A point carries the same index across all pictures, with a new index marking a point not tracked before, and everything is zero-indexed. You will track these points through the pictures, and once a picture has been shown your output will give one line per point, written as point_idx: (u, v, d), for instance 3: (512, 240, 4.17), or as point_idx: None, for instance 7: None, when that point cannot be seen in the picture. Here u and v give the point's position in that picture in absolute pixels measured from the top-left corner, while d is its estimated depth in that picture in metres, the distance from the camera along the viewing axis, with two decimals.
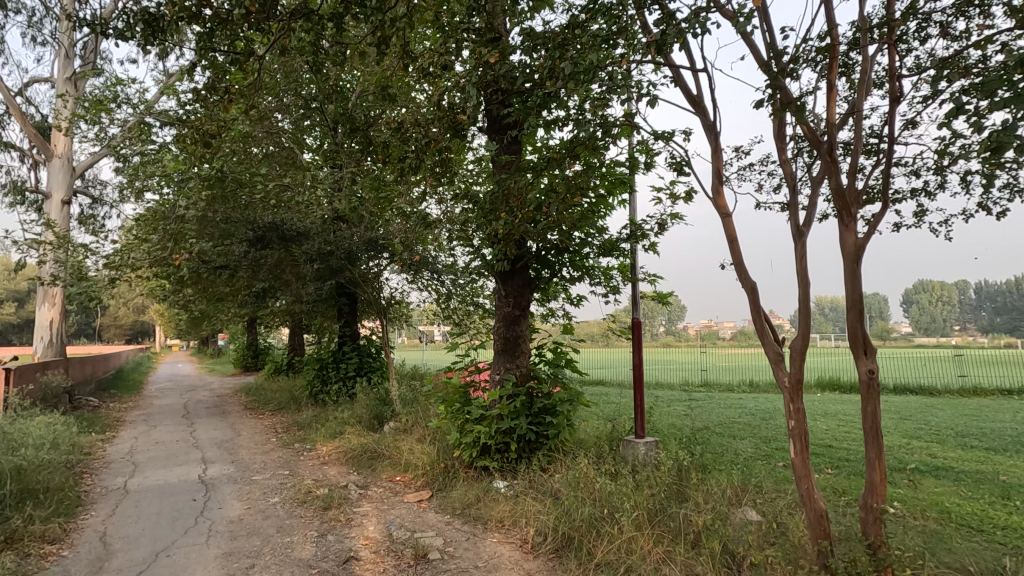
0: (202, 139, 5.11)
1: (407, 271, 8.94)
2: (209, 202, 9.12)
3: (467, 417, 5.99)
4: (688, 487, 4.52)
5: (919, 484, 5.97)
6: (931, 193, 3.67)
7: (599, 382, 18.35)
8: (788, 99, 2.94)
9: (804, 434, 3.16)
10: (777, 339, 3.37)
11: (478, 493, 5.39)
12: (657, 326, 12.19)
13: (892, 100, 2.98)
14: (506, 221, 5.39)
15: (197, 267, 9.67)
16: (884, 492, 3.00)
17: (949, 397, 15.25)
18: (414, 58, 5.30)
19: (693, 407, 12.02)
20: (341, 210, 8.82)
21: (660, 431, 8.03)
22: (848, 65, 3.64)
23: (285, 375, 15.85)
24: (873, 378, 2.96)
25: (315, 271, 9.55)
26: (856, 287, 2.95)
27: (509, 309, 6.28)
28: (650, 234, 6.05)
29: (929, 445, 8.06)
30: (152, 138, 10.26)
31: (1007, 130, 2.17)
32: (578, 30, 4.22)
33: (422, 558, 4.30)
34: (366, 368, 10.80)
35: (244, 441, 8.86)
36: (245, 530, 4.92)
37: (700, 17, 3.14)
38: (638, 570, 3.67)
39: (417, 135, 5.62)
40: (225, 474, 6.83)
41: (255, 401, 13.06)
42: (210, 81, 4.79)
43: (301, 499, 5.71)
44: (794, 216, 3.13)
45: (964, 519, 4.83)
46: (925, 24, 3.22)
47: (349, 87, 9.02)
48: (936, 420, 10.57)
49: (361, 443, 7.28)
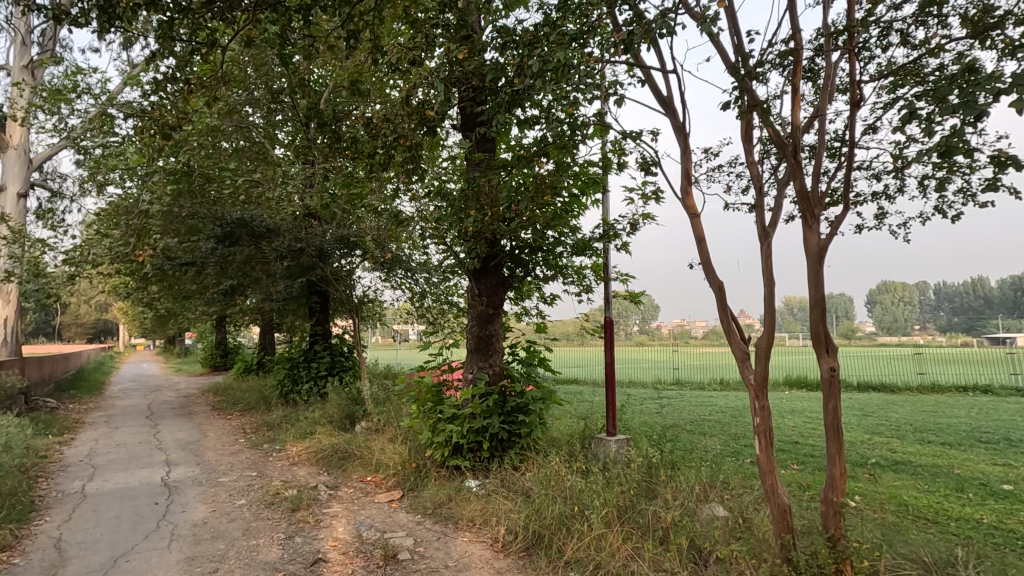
0: (162, 132, 4.96)
1: (380, 269, 8.86)
2: (175, 197, 9.07)
3: (439, 416, 5.95)
4: (657, 484, 4.57)
5: (879, 478, 6.16)
6: (891, 196, 3.73)
7: (574, 381, 18.39)
8: (754, 101, 2.98)
9: (769, 431, 3.22)
10: (744, 337, 3.43)
11: (449, 493, 5.35)
12: (630, 325, 12.37)
13: (853, 106, 3.05)
14: (476, 219, 5.43)
15: (161, 264, 9.45)
16: (844, 486, 3.08)
17: (910, 394, 15.75)
18: (383, 53, 5.21)
19: (665, 405, 12.15)
20: (313, 207, 8.72)
21: (633, 429, 8.06)
22: (813, 71, 3.70)
23: (254, 374, 15.51)
24: (835, 375, 3.04)
25: (285, 269, 9.38)
26: (819, 287, 3.02)
27: (482, 308, 6.26)
28: (622, 234, 6.12)
29: (890, 440, 8.33)
30: (114, 130, 9.94)
31: (957, 135, 2.25)
32: (550, 28, 4.20)
33: (392, 558, 4.25)
34: (339, 367, 10.63)
35: (211, 442, 8.69)
36: (210, 534, 4.80)
37: (667, 17, 3.17)
38: (607, 567, 3.71)
39: (386, 131, 5.55)
40: (190, 477, 6.65)
41: (223, 401, 12.75)
42: (172, 72, 4.65)
43: (268, 501, 5.60)
44: (760, 216, 3.18)
45: (920, 511, 5.00)
46: (887, 32, 3.29)
47: (321, 82, 8.87)
48: (897, 416, 10.92)
49: (332, 443, 7.18)
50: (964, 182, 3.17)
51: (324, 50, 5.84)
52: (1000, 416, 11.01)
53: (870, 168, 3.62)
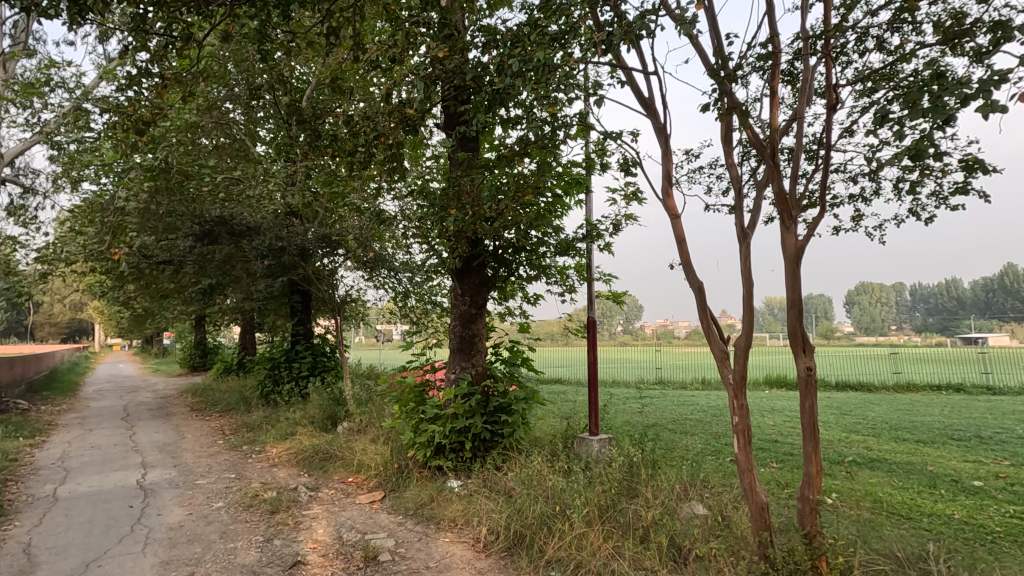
0: (136, 128, 4.86)
1: (362, 269, 8.80)
2: (152, 194, 8.92)
3: (422, 416, 5.91)
4: (638, 483, 4.59)
5: (855, 475, 6.28)
6: (868, 199, 3.78)
7: (557, 381, 18.46)
8: (734, 103, 3.01)
9: (747, 430, 3.26)
10: (723, 337, 3.47)
11: (431, 493, 5.32)
12: (613, 325, 12.47)
13: (829, 109, 3.10)
14: (457, 218, 5.39)
15: (137, 263, 9.26)
16: (820, 483, 3.12)
17: (885, 393, 16.08)
18: (363, 51, 5.15)
19: (647, 405, 12.25)
20: (296, 206, 8.61)
21: (615, 429, 8.10)
22: (792, 74, 3.74)
23: (235, 375, 15.28)
24: (811, 374, 3.08)
25: (266, 267, 9.25)
26: (796, 287, 3.07)
27: (465, 308, 6.24)
28: (605, 234, 6.15)
29: (866, 438, 8.49)
30: (89, 125, 9.72)
31: (926, 139, 2.31)
32: (531, 27, 4.19)
33: (372, 560, 4.22)
34: (321, 367, 10.50)
35: (189, 443, 8.53)
36: (186, 537, 4.72)
37: (646, 20, 3.19)
38: (587, 567, 3.73)
39: (366, 129, 5.46)
40: (166, 479, 6.53)
41: (202, 402, 12.52)
42: (147, 66, 4.55)
43: (247, 503, 5.52)
44: (739, 218, 3.22)
45: (894, 507, 5.11)
46: (863, 38, 3.34)
47: (303, 79, 8.76)
48: (873, 414, 11.13)
49: (313, 444, 7.11)
50: (937, 185, 3.23)
51: (304, 47, 5.80)
52: (972, 414, 11.27)
53: (847, 170, 3.66)
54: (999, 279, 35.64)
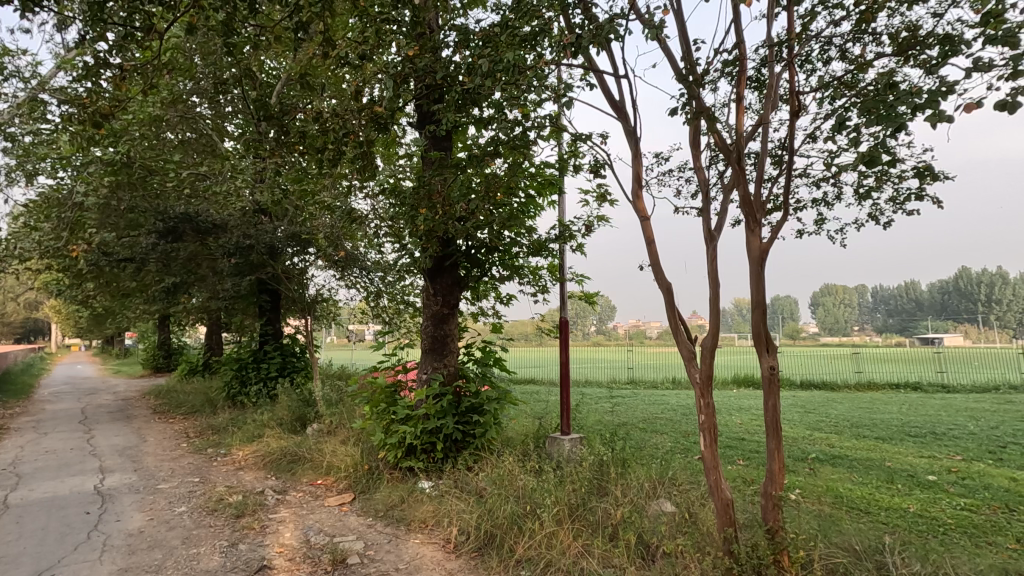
0: (92, 120, 4.67)
1: (334, 267, 8.67)
2: (113, 189, 8.51)
3: (393, 417, 5.87)
4: (608, 482, 4.65)
5: (817, 472, 6.47)
6: (830, 203, 3.88)
7: (531, 381, 18.50)
8: (701, 107, 3.08)
9: (713, 428, 3.32)
10: (690, 338, 3.53)
11: (402, 494, 5.28)
12: (587, 325, 12.60)
13: (793, 116, 3.19)
14: (427, 217, 5.37)
15: (97, 260, 8.95)
16: (782, 480, 3.20)
17: (848, 392, 16.57)
18: (333, 47, 5.09)
19: (618, 404, 12.37)
20: (264, 203, 8.43)
21: (587, 429, 8.16)
22: (758, 80, 3.83)
23: (200, 376, 14.85)
24: (774, 373, 3.17)
25: (233, 266, 9.04)
26: (761, 287, 3.15)
27: (437, 308, 6.21)
28: (577, 235, 6.20)
29: (829, 436, 8.73)
30: (45, 117, 9.34)
31: (879, 146, 2.40)
32: (502, 27, 4.21)
33: (341, 563, 4.16)
34: (290, 368, 10.30)
35: (151, 447, 8.26)
36: (146, 544, 4.57)
37: (616, 23, 3.24)
38: (557, 565, 3.75)
39: (334, 126, 5.33)
40: (126, 484, 6.31)
41: (165, 404, 12.14)
42: (105, 56, 4.38)
43: (211, 507, 5.38)
44: (706, 220, 3.28)
45: (854, 502, 5.28)
46: (827, 47, 3.45)
47: (272, 74, 8.57)
48: (837, 413, 11.45)
49: (281, 446, 6.97)
50: (894, 191, 3.35)
51: (273, 41, 5.69)
52: (928, 411, 11.76)
53: (810, 175, 3.76)
54: (954, 282, 37.15)
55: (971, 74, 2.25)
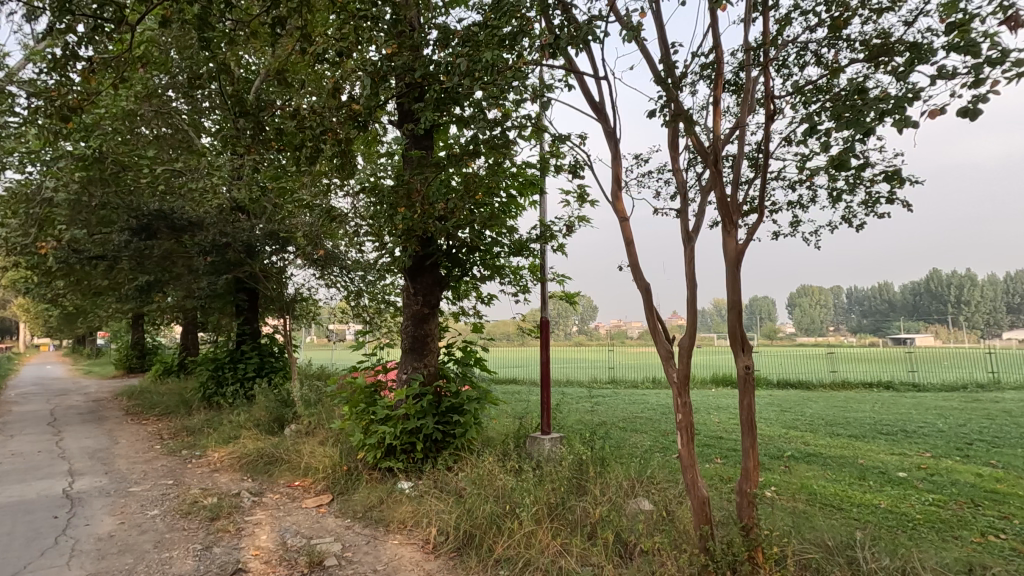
0: (61, 114, 4.55)
1: (314, 266, 8.57)
2: (84, 185, 8.30)
3: (372, 417, 5.81)
4: (587, 481, 4.68)
5: (793, 469, 6.59)
6: (806, 205, 3.95)
7: (513, 381, 18.52)
8: (679, 110, 3.11)
9: (690, 427, 3.36)
10: (668, 337, 3.57)
11: (381, 495, 5.23)
12: (569, 325, 12.67)
13: (768, 119, 3.24)
14: (406, 217, 5.33)
15: (67, 257, 8.72)
16: (757, 477, 3.26)
17: (824, 391, 16.92)
18: (311, 43, 5.04)
19: (599, 403, 12.45)
20: (242, 201, 8.30)
21: (567, 428, 8.20)
22: (736, 83, 3.88)
23: (175, 376, 14.58)
24: (750, 372, 3.22)
25: (209, 264, 8.88)
26: (737, 288, 3.19)
27: (418, 308, 6.18)
28: (558, 235, 6.22)
29: (804, 434, 8.91)
30: (13, 109, 9.07)
31: (849, 150, 2.46)
32: (481, 26, 4.19)
33: (318, 565, 4.12)
34: (268, 368, 10.15)
35: (122, 449, 8.07)
36: (117, 548, 4.46)
37: (594, 25, 3.26)
38: (535, 564, 3.76)
39: (312, 123, 5.25)
40: (96, 487, 6.16)
41: (138, 406, 11.86)
42: (74, 47, 4.27)
43: (185, 510, 5.27)
44: (684, 222, 3.32)
45: (827, 499, 5.39)
46: (802, 52, 3.51)
47: (249, 69, 8.43)
48: (812, 411, 11.68)
49: (257, 447, 6.87)
50: (866, 194, 3.43)
51: (251, 37, 5.60)
52: (899, 409, 12.06)
53: (785, 177, 3.83)
54: (926, 284, 38.15)
55: (936, 81, 2.32)
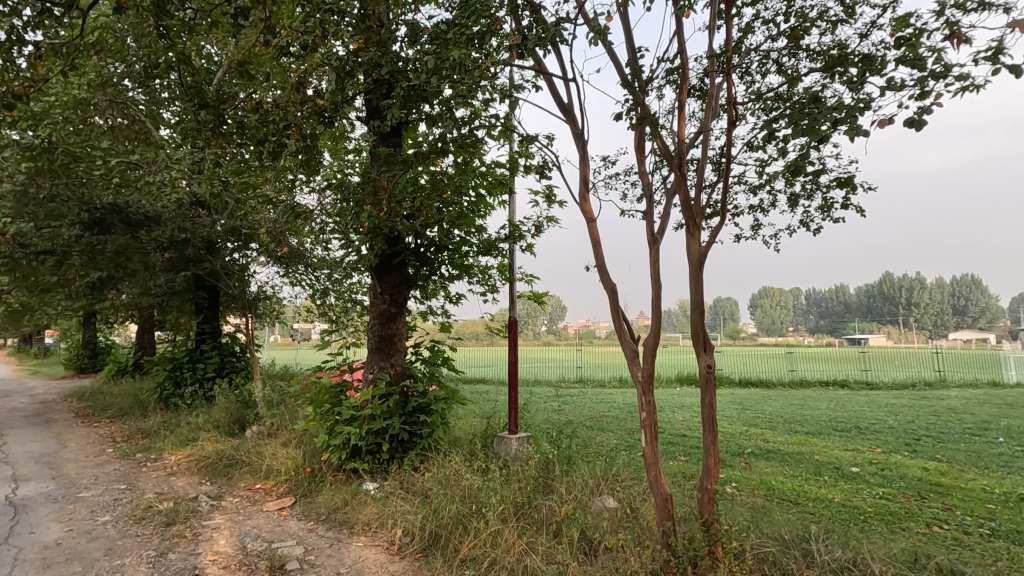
0: (4, 100, 4.31)
1: (278, 264, 8.37)
2: (32, 175, 7.84)
3: (337, 417, 5.72)
4: (553, 479, 4.71)
5: (753, 466, 6.78)
6: (766, 208, 4.06)
7: (481, 381, 18.49)
8: (645, 113, 3.16)
9: (654, 425, 3.42)
10: (633, 337, 3.62)
11: (345, 497, 5.15)
12: (537, 325, 12.73)
13: (731, 125, 3.33)
14: (371, 214, 5.20)
15: (12, 252, 8.27)
16: (717, 473, 3.34)
17: (783, 390, 17.47)
18: (275, 35, 4.92)
19: (567, 403, 12.53)
20: (203, 196, 8.05)
21: (534, 428, 8.24)
22: (700, 89, 3.97)
23: (130, 376, 14.02)
24: (711, 371, 3.29)
25: (167, 261, 8.58)
26: (699, 289, 3.27)
27: (385, 307, 6.12)
28: (527, 235, 6.24)
29: (763, 431, 9.18)
30: None
31: (804, 156, 2.54)
32: (450, 24, 4.17)
33: (279, 570, 4.03)
34: (229, 368, 9.87)
35: (71, 453, 7.71)
36: (64, 556, 4.27)
37: (562, 27, 3.29)
38: (501, 563, 3.77)
39: (276, 117, 5.17)
40: (42, 493, 5.87)
41: (88, 407, 11.35)
42: (19, 30, 4.05)
43: (138, 515, 5.07)
44: (649, 223, 3.38)
45: (785, 494, 5.57)
46: (764, 60, 3.61)
47: (211, 59, 8.17)
48: (772, 409, 12.04)
49: (217, 450, 6.67)
50: (823, 199, 3.55)
51: (212, 27, 5.43)
52: (853, 407, 12.55)
53: (747, 182, 3.94)
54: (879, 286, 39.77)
55: (885, 92, 2.42)
